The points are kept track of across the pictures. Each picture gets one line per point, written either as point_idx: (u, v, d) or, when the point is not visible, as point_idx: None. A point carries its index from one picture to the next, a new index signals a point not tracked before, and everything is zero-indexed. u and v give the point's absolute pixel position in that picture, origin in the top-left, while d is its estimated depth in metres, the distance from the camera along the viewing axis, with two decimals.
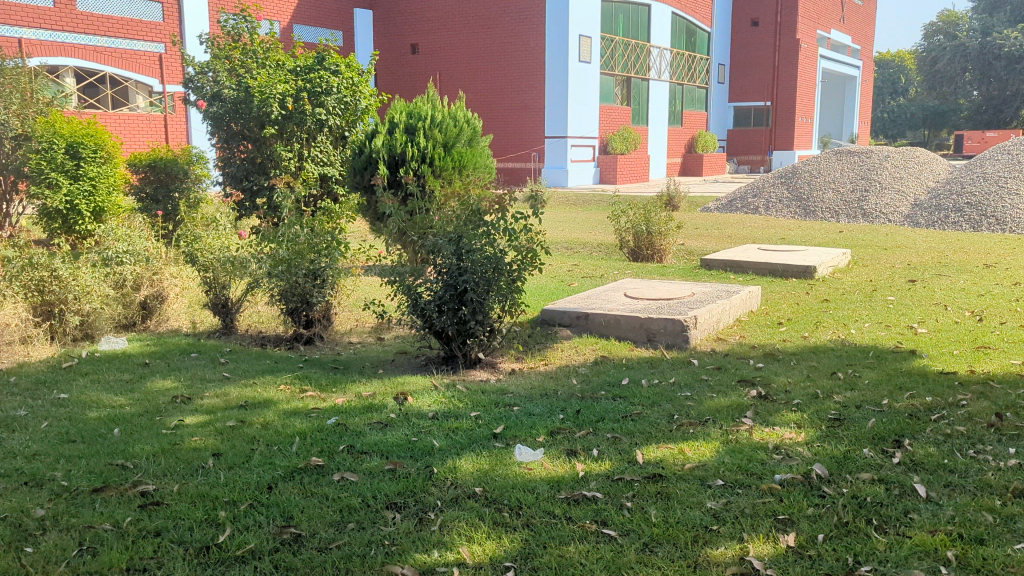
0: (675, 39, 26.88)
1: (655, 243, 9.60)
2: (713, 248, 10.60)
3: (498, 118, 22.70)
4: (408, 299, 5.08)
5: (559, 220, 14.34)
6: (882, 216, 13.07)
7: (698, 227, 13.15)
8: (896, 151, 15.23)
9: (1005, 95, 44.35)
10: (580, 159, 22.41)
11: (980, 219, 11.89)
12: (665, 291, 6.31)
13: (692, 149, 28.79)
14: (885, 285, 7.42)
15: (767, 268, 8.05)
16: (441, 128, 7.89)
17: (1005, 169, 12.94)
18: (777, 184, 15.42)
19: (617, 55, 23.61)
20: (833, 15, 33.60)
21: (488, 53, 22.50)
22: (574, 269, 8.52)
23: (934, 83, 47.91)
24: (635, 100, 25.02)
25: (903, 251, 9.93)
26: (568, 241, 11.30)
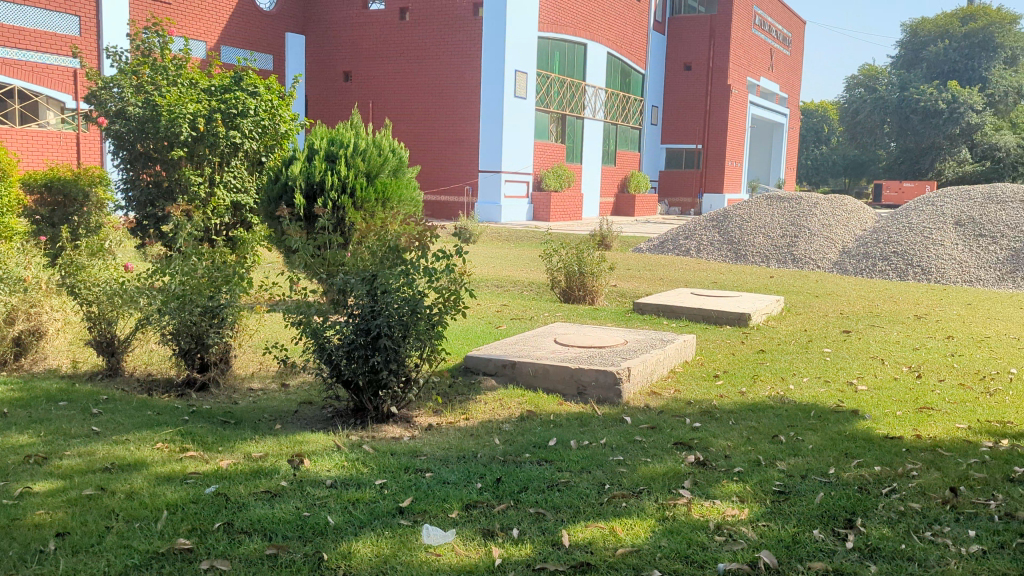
0: (610, 79, 27.07)
1: (587, 284, 9.27)
2: (646, 290, 10.36)
3: (430, 150, 22.30)
4: (315, 343, 4.55)
5: (489, 256, 13.97)
6: (811, 262, 13.09)
7: (630, 267, 12.94)
8: (824, 198, 15.38)
9: (921, 147, 46.19)
10: (514, 195, 22.15)
11: (906, 268, 11.98)
12: (597, 338, 5.92)
13: (625, 189, 28.92)
14: (820, 336, 7.21)
15: (700, 313, 7.78)
16: (364, 156, 7.42)
17: (929, 220, 13.12)
18: (709, 227, 15.39)
19: (552, 92, 23.56)
20: (763, 63, 34.47)
21: (422, 84, 22.13)
22: (502, 310, 8.10)
23: (855, 133, 49.67)
24: (569, 138, 24.98)
25: (834, 299, 9.84)
26: (498, 279, 10.91)
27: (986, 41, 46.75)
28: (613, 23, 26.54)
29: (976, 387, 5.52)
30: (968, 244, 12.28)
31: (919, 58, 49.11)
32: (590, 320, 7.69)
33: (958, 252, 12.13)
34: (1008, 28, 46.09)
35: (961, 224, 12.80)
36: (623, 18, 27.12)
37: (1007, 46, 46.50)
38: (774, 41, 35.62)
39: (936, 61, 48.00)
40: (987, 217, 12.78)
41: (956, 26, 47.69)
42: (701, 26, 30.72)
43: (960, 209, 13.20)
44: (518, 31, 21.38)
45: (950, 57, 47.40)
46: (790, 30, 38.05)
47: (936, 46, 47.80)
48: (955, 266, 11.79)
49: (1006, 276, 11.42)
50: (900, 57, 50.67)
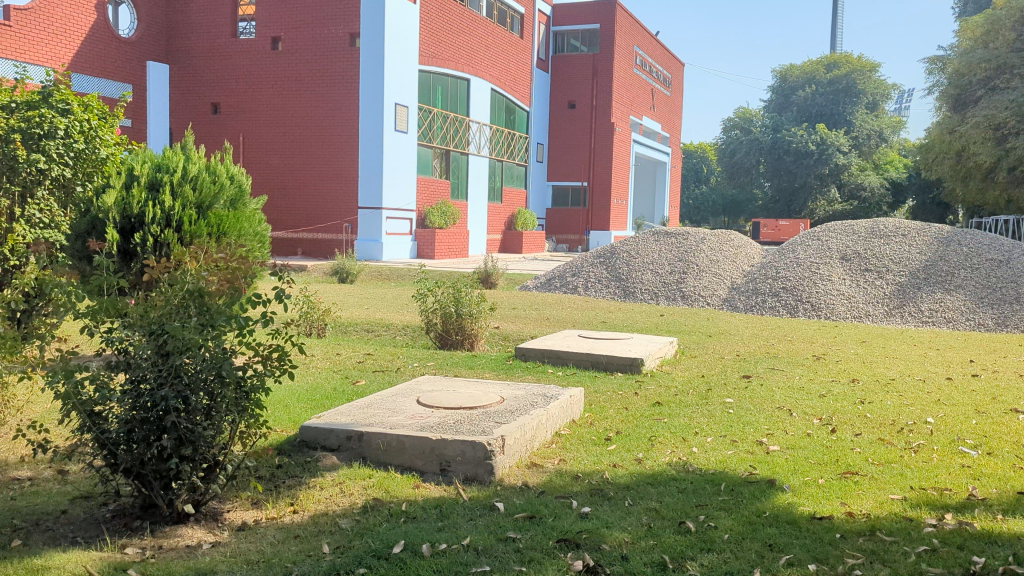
0: (495, 115, 26.58)
1: (465, 327, 8.32)
2: (531, 332, 9.51)
3: (306, 186, 20.93)
4: (83, 422, 3.38)
5: (365, 298, 12.86)
6: (700, 299, 12.65)
7: (515, 307, 12.11)
8: (712, 233, 15.07)
9: (794, 187, 47.95)
10: (395, 233, 21.11)
11: (796, 305, 11.67)
12: (467, 396, 4.94)
13: (512, 227, 28.37)
14: (720, 383, 6.49)
15: (589, 360, 6.95)
16: (195, 183, 6.30)
17: (815, 255, 12.92)
18: (596, 263, 14.80)
19: (435, 126, 22.79)
20: (645, 102, 34.91)
21: (297, 117, 20.83)
22: (365, 359, 7.04)
23: (733, 173, 51.23)
24: (454, 173, 24.20)
25: (730, 340, 9.27)
26: (368, 323, 9.81)
27: (849, 87, 49.20)
28: (496, 58, 26.09)
29: (897, 444, 4.89)
30: (854, 279, 12.10)
31: (790, 101, 51.18)
32: (467, 369, 6.74)
33: (846, 287, 11.93)
34: (869, 75, 48.71)
35: (847, 258, 12.64)
36: (506, 53, 26.73)
37: (868, 92, 49.09)
38: (655, 82, 36.20)
39: (805, 105, 50.18)
40: (872, 252, 12.67)
41: (822, 72, 50.01)
42: (583, 64, 30.79)
43: (844, 243, 13.06)
44: (397, 62, 20.54)
45: (817, 102, 49.66)
46: (670, 71, 38.84)
47: (804, 91, 49.97)
48: (844, 302, 11.56)
49: (894, 312, 11.25)
50: (771, 100, 52.57)
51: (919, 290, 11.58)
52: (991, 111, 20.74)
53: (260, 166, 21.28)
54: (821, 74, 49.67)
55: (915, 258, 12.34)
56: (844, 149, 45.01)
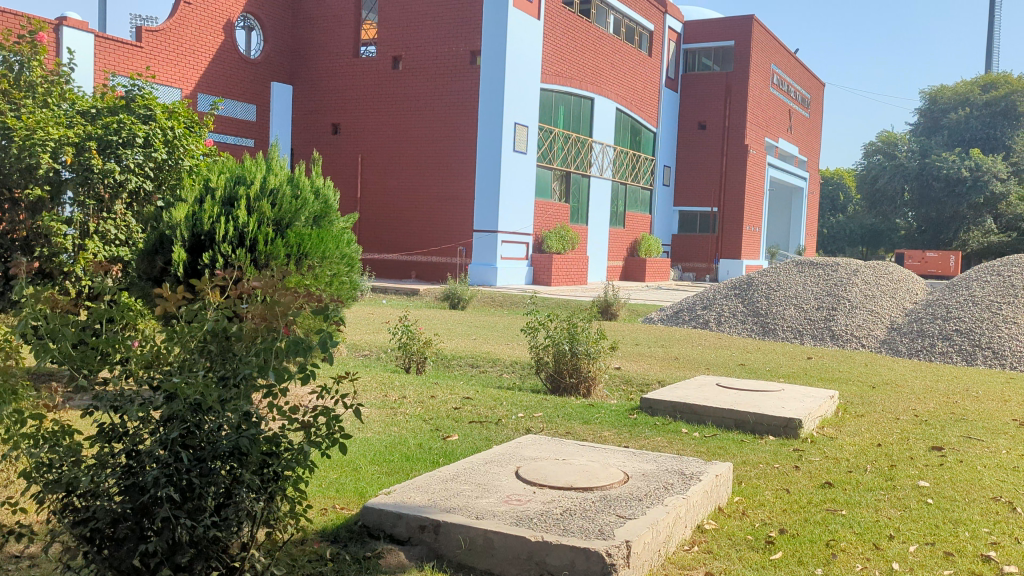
0: (620, 137, 25.47)
1: (581, 368, 7.24)
2: (658, 375, 8.33)
3: (422, 208, 20.45)
4: (60, 506, 2.51)
5: (476, 327, 12.06)
6: (853, 339, 11.09)
7: (638, 343, 10.94)
8: (866, 265, 13.37)
9: (943, 217, 44.27)
10: (512, 257, 20.27)
11: (974, 351, 9.96)
12: (580, 470, 3.83)
13: (635, 254, 27.11)
14: (904, 457, 5.09)
15: (732, 419, 5.70)
16: (274, 198, 5.61)
17: (996, 293, 11.06)
18: (730, 296, 13.40)
19: (556, 147, 21.90)
20: (781, 124, 32.88)
21: (416, 137, 20.44)
22: (463, 404, 6.04)
23: (874, 201, 47.91)
24: (575, 197, 23.21)
25: (897, 395, 7.74)
26: (474, 357, 8.88)
27: (1008, 110, 44.94)
28: (623, 76, 25.01)
29: None
30: None
31: (940, 125, 47.42)
32: (581, 422, 5.63)
33: None
34: None
35: None
36: (633, 72, 25.62)
37: None
38: (792, 102, 34.12)
39: (957, 128, 46.27)
40: None
41: (977, 94, 45.90)
42: (715, 84, 29.29)
43: None
44: (519, 81, 19.85)
45: (970, 126, 45.72)
46: (809, 91, 36.59)
47: (956, 114, 46.12)
48: None
49: None
50: (919, 124, 48.88)
51: None
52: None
53: (378, 188, 20.97)
54: (975, 96, 45.64)
55: None
56: (1001, 176, 41.16)
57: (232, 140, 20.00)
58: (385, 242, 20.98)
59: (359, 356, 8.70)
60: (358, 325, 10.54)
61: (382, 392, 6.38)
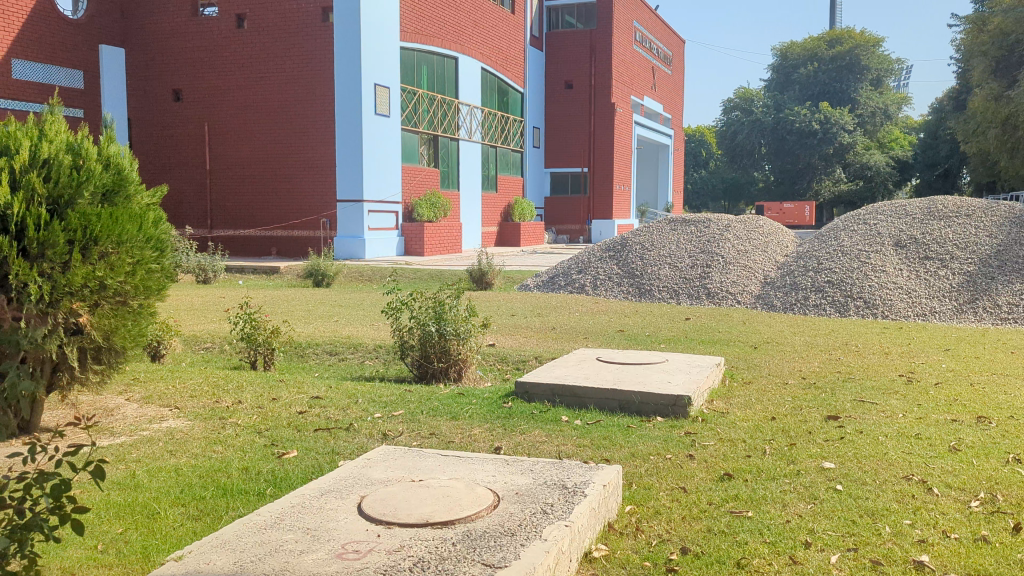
0: (486, 98, 24.66)
1: (449, 350, 6.47)
2: (533, 349, 7.69)
3: (278, 179, 19.02)
4: None
5: (339, 308, 11.10)
6: (729, 297, 10.85)
7: (513, 314, 10.31)
8: (736, 220, 13.21)
9: (797, 168, 46.12)
10: (380, 227, 19.20)
11: (846, 301, 9.87)
12: (439, 496, 3.07)
13: (508, 218, 26.53)
14: (803, 432, 4.62)
15: (617, 400, 5.10)
16: (47, 171, 4.48)
17: (863, 242, 11.05)
18: (605, 258, 12.97)
19: (419, 109, 20.84)
20: (644, 82, 32.89)
21: (267, 103, 18.91)
22: (310, 407, 5.16)
23: (734, 155, 49.09)
24: (442, 160, 22.27)
25: (780, 354, 7.41)
26: (332, 343, 7.96)
27: (852, 64, 46.84)
28: (485, 34, 24.09)
29: None
30: (913, 270, 10.26)
31: (792, 80, 49.04)
32: (447, 416, 4.87)
33: (904, 279, 10.11)
34: (873, 51, 46.32)
35: (902, 244, 10.78)
36: (495, 29, 24.74)
37: (872, 68, 46.84)
38: (654, 59, 34.15)
39: (807, 83, 47.86)
40: (931, 236, 10.80)
41: (824, 48, 47.63)
42: (578, 41, 28.86)
43: (896, 227, 11.19)
44: (375, 39, 18.63)
45: (819, 80, 47.45)
46: (670, 48, 36.81)
47: (806, 68, 47.67)
48: (903, 297, 9.77)
49: (965, 307, 9.50)
50: (772, 79, 50.36)
51: (993, 281, 9.78)
52: (976, 96, 18.96)
53: (229, 159, 19.33)
54: (823, 50, 47.26)
55: (986, 242, 10.43)
56: (848, 127, 43.05)
57: (19, 106, 16.99)
58: (241, 218, 19.44)
59: (197, 351, 7.60)
60: (199, 314, 9.38)
61: (214, 398, 5.40)
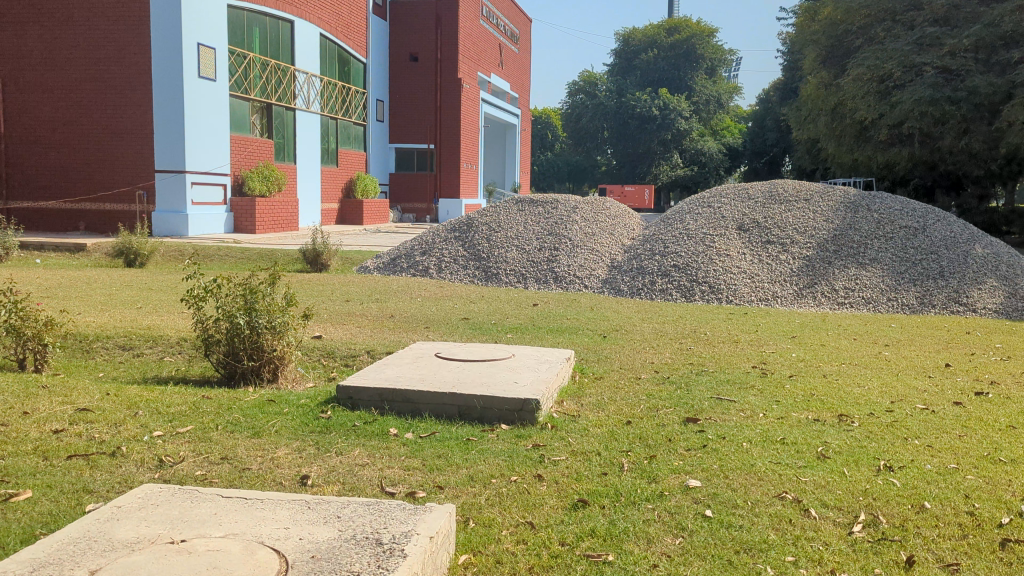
0: (325, 67, 23.23)
1: (262, 346, 5.53)
2: (365, 340, 6.85)
3: (83, 146, 16.87)
4: None
5: (149, 293, 9.75)
6: (575, 281, 10.43)
7: (349, 300, 9.41)
8: (584, 201, 12.85)
9: (638, 152, 47.26)
10: (206, 202, 17.54)
11: (691, 286, 9.67)
12: (204, 565, 2.25)
13: (350, 194, 25.25)
14: (664, 441, 4.11)
15: (456, 405, 4.40)
16: None
17: (708, 225, 10.93)
18: (450, 239, 12.25)
19: (250, 74, 19.22)
20: (491, 58, 32.34)
21: (69, 59, 16.71)
22: (72, 423, 4.08)
23: (579, 138, 49.07)
24: (277, 131, 20.73)
25: (630, 344, 6.97)
26: (127, 335, 6.77)
27: (689, 52, 48.34)
28: None
29: None
30: (756, 254, 10.21)
31: (633, 65, 50.06)
32: (250, 434, 3.99)
33: (747, 264, 10.03)
34: (708, 40, 47.98)
35: (745, 228, 10.73)
36: None
37: (707, 57, 48.56)
38: (501, 36, 33.65)
39: (647, 68, 49.01)
40: (772, 220, 10.81)
41: (663, 36, 48.92)
42: (423, 13, 27.85)
43: (739, 211, 11.15)
44: None
45: (658, 66, 48.66)
46: (517, 26, 36.44)
47: (646, 54, 48.76)
48: (746, 281, 9.68)
49: (805, 292, 9.51)
50: (615, 63, 51.25)
51: (830, 266, 9.86)
52: (806, 85, 19.68)
53: (24, 120, 16.97)
54: (662, 37, 48.47)
55: (823, 227, 10.53)
56: (685, 114, 44.46)
57: None
58: (40, 188, 17.13)
59: None
60: None
61: None
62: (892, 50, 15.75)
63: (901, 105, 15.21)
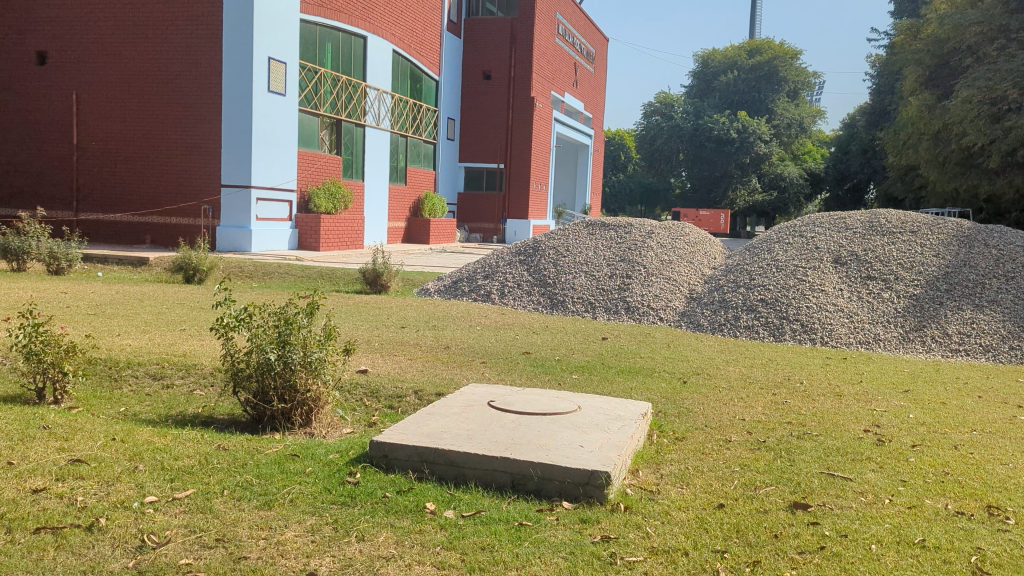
0: (398, 84, 22.96)
1: (295, 385, 4.86)
2: (416, 378, 6.14)
3: (153, 159, 16.80)
4: None
5: (200, 313, 9.30)
6: (650, 313, 9.58)
7: (406, 327, 8.76)
8: (660, 226, 12.00)
9: (714, 176, 45.83)
10: (271, 218, 17.28)
11: (781, 324, 8.72)
12: None
13: (418, 213, 24.86)
14: (767, 537, 3.27)
15: (509, 471, 3.65)
16: None
17: (799, 257, 9.96)
18: (515, 263, 11.54)
19: (322, 90, 18.98)
20: (566, 78, 31.76)
21: (143, 71, 16.70)
22: (58, 479, 3.45)
23: (653, 160, 47.88)
24: (346, 147, 20.45)
25: (714, 394, 6.07)
26: (160, 363, 6.20)
27: (770, 75, 46.86)
28: (400, 14, 22.39)
29: None
30: (854, 290, 9.20)
31: (712, 87, 48.77)
32: (259, 504, 3.30)
33: (844, 301, 9.03)
34: (790, 63, 46.36)
35: (841, 261, 9.73)
36: (410, 11, 23.05)
37: (789, 80, 46.91)
38: (577, 55, 33.08)
39: (727, 91, 47.65)
40: (872, 253, 9.78)
41: (744, 58, 47.51)
42: (498, 31, 27.48)
43: (835, 241, 10.15)
44: (272, 8, 16.71)
45: (738, 89, 47.27)
46: (593, 45, 35.82)
47: (726, 76, 47.43)
48: (844, 321, 8.69)
49: (911, 335, 8.47)
50: (692, 86, 50.02)
51: (941, 307, 8.79)
52: (905, 107, 18.37)
53: (98, 132, 17.03)
54: (743, 59, 47.14)
55: (932, 262, 9.46)
56: (765, 138, 43.00)
57: None
58: (111, 200, 17.14)
59: None
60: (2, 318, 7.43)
61: None
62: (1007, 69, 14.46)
63: (1016, 129, 13.98)
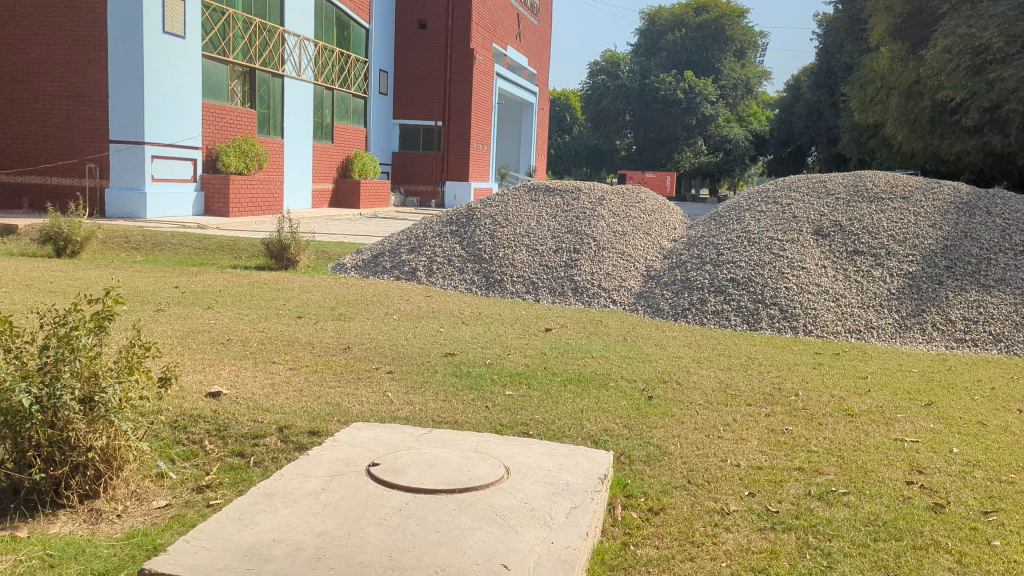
0: (321, 30, 20.79)
1: (72, 442, 3.16)
2: (289, 404, 4.44)
3: (29, 111, 14.57)
4: None
5: (46, 300, 7.44)
6: (600, 294, 8.04)
7: (302, 317, 7.05)
8: (613, 191, 10.47)
9: (660, 138, 44.20)
10: (172, 180, 15.24)
11: (756, 309, 7.26)
12: None
13: (346, 174, 22.85)
14: None
15: None
16: None
17: (774, 227, 8.51)
18: (444, 233, 9.88)
19: (231, 34, 16.79)
20: (508, 30, 29.81)
21: (14, 8, 14.38)
22: None
23: (599, 121, 46.26)
24: (262, 101, 18.32)
25: (692, 418, 4.53)
26: None
27: (717, 34, 45.37)
28: None
29: None
30: (840, 268, 7.80)
31: (658, 46, 47.20)
32: None
33: (829, 280, 7.61)
34: (737, 21, 44.90)
35: (823, 233, 8.32)
36: None
37: (737, 39, 45.52)
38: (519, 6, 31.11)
39: (674, 50, 46.12)
40: (859, 222, 8.39)
41: (690, 16, 45.98)
42: None
43: (815, 209, 8.74)
44: None
45: (685, 48, 45.74)
46: None
47: (673, 35, 45.84)
48: (830, 305, 7.27)
49: (909, 322, 7.09)
50: (638, 44, 48.36)
51: (941, 287, 7.43)
52: (872, 60, 17.07)
53: None
54: (689, 17, 45.64)
55: (929, 234, 8.11)
56: (711, 99, 41.62)
57: None
58: None
59: None
60: None
61: None
62: (991, 14, 13.18)
63: (1001, 83, 12.96)
